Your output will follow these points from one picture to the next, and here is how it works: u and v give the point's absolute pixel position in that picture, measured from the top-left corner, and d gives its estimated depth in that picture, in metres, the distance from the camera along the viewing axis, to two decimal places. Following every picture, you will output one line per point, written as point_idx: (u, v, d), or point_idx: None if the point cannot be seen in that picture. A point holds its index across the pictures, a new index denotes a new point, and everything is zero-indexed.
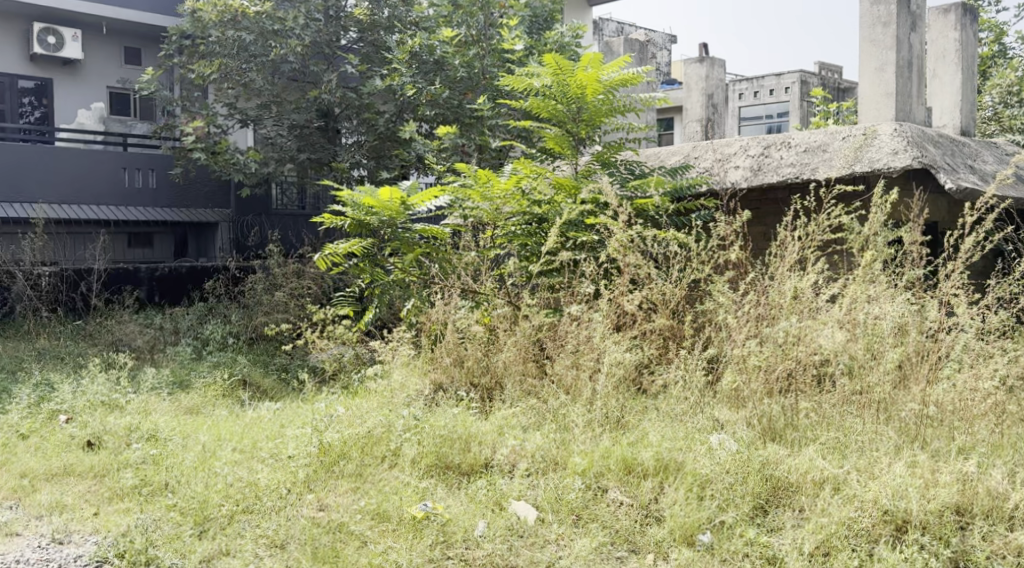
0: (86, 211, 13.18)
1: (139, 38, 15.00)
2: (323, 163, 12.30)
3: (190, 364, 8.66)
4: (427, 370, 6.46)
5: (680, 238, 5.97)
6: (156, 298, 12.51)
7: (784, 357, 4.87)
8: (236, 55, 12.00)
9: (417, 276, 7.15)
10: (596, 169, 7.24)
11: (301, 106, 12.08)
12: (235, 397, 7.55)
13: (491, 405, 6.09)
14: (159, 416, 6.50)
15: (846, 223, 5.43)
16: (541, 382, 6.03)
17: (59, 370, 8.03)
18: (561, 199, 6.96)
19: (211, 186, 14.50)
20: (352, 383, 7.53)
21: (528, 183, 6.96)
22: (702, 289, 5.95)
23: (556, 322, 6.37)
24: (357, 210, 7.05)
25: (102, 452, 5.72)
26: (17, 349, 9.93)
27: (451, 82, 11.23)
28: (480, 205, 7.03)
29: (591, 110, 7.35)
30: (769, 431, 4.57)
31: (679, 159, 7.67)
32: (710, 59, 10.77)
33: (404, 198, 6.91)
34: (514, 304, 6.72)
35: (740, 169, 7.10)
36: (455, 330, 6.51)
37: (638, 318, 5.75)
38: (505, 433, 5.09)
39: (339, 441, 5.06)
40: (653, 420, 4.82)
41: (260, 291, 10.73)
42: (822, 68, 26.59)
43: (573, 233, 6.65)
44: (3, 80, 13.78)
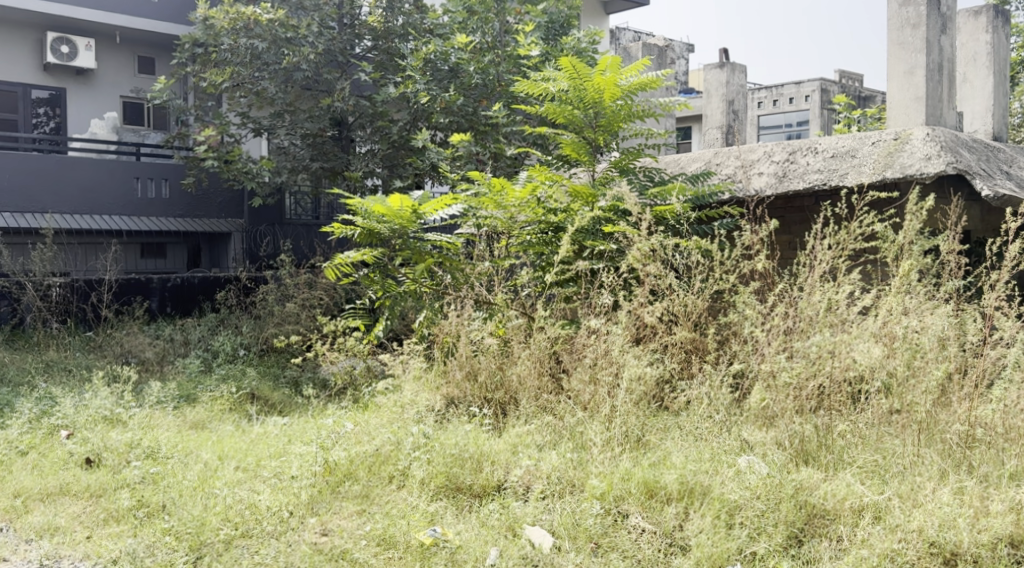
0: (98, 221, 13.04)
1: (153, 47, 14.87)
2: (336, 172, 12.12)
3: (198, 378, 8.45)
4: (439, 385, 6.27)
5: (702, 247, 5.72)
6: (167, 309, 12.33)
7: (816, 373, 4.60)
8: (249, 63, 11.79)
9: (430, 287, 6.93)
10: (614, 176, 6.99)
11: (314, 115, 11.86)
12: (242, 411, 7.34)
13: (505, 422, 5.85)
14: (162, 431, 6.29)
15: (879, 231, 5.16)
16: (558, 397, 5.77)
17: (63, 383, 7.83)
18: (577, 207, 6.73)
19: (225, 197, 14.32)
20: (362, 397, 7.31)
21: (544, 190, 6.70)
22: (726, 300, 5.67)
23: (573, 335, 6.11)
24: (367, 219, 6.78)
25: (100, 470, 5.51)
26: (24, 361, 9.77)
27: (466, 88, 11.04)
28: (494, 213, 6.80)
29: (608, 115, 7.12)
30: (802, 453, 4.31)
31: (700, 165, 7.40)
32: (730, 64, 10.49)
33: (415, 206, 6.68)
34: (529, 316, 6.51)
35: (764, 176, 6.84)
36: (468, 343, 6.29)
37: (660, 329, 5.49)
38: (519, 452, 4.84)
39: (345, 460, 4.89)
40: (676, 438, 4.56)
41: (272, 301, 10.57)
42: (843, 76, 26.27)
43: (591, 242, 6.39)
44: (16, 90, 13.68)
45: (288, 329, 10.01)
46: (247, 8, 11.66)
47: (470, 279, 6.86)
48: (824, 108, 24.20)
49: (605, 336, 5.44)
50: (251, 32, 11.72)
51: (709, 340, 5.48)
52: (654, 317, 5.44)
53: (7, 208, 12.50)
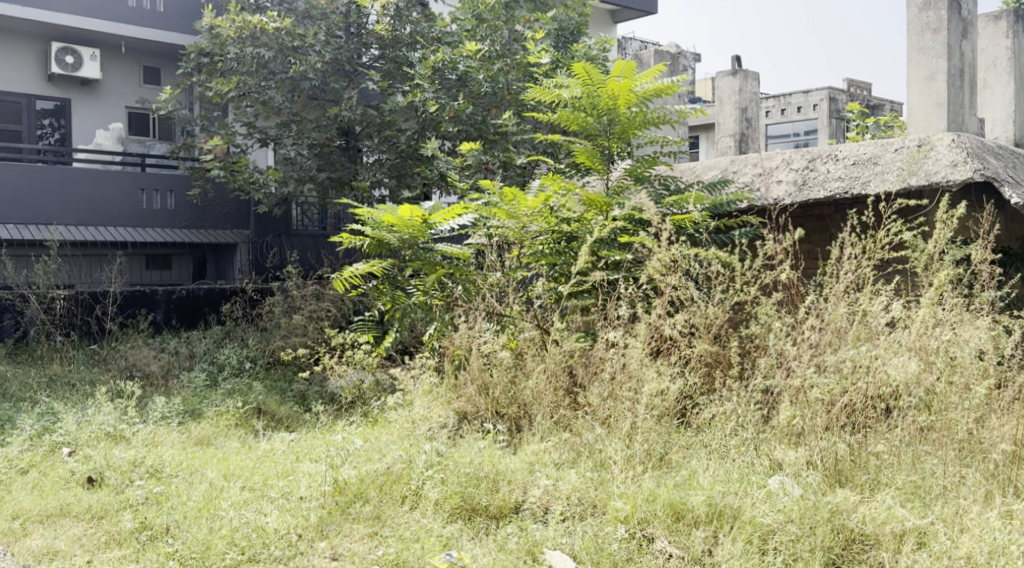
0: (103, 233, 12.91)
1: (158, 57, 14.75)
2: (344, 182, 11.98)
3: (203, 392, 8.29)
4: (451, 400, 6.13)
5: (722, 257, 5.54)
6: (173, 321, 12.18)
7: (847, 389, 4.46)
8: (255, 73, 11.67)
9: (441, 298, 6.75)
10: (629, 185, 6.83)
11: (322, 124, 11.74)
12: (248, 427, 7.19)
13: (519, 438, 5.70)
14: (167, 448, 6.13)
15: (908, 240, 4.99)
16: (575, 413, 5.62)
17: (66, 398, 7.68)
18: (591, 217, 6.56)
19: (231, 207, 14.19)
20: (371, 412, 7.15)
21: (557, 199, 6.48)
22: (747, 312, 5.50)
23: (589, 348, 5.93)
24: (376, 228, 6.66)
25: (102, 489, 5.34)
26: (27, 375, 9.62)
27: (474, 96, 10.90)
28: (505, 223, 6.62)
29: (622, 122, 6.94)
30: (836, 474, 4.18)
31: (716, 173, 7.22)
32: (744, 72, 10.31)
33: (426, 216, 6.51)
34: (543, 328, 6.41)
35: (783, 184, 6.66)
36: (480, 355, 6.19)
37: (679, 342, 5.32)
38: (537, 470, 4.66)
39: (355, 479, 4.73)
40: (701, 456, 4.39)
41: (279, 314, 10.43)
42: (851, 84, 26.05)
43: (606, 251, 6.22)
44: (21, 101, 13.58)
45: (295, 341, 9.85)
46: (254, 17, 11.53)
47: (482, 291, 6.69)
48: (832, 117, 23.98)
49: (623, 349, 5.28)
50: (257, 41, 11.59)
51: (730, 353, 5.31)
52: (673, 329, 5.28)
53: (11, 220, 12.37)
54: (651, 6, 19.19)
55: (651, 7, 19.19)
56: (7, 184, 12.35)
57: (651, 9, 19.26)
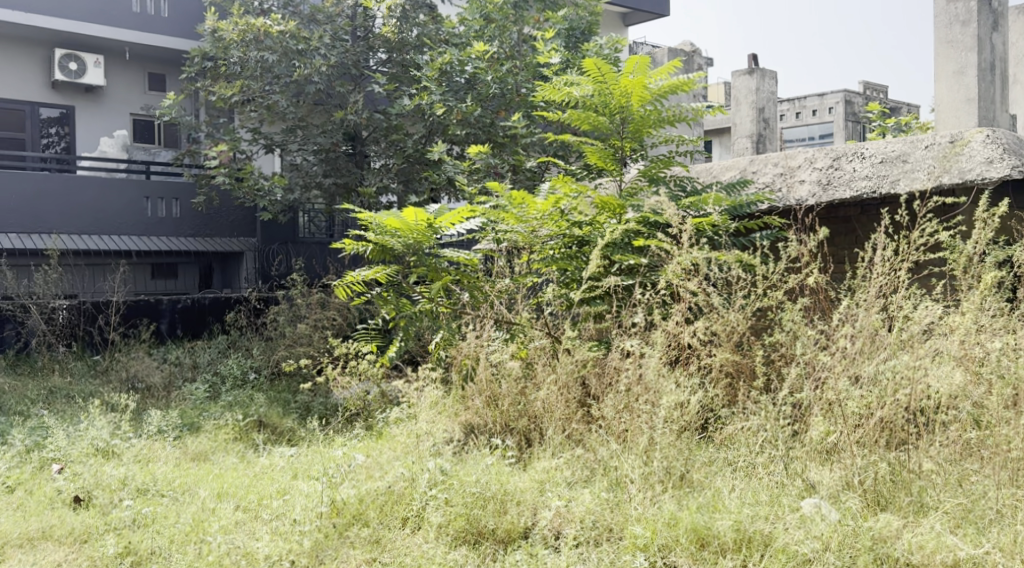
0: (106, 241, 12.68)
1: (163, 63, 14.52)
2: (350, 188, 11.70)
3: (203, 405, 8.01)
4: (458, 411, 5.93)
5: (744, 260, 5.23)
6: (177, 331, 11.94)
7: (885, 404, 4.16)
8: (260, 76, 11.42)
9: (447, 306, 6.42)
10: (643, 186, 6.52)
11: (327, 129, 11.43)
12: (248, 441, 6.91)
13: (530, 453, 5.41)
14: (160, 465, 5.85)
15: (944, 240, 4.69)
16: (588, 427, 5.32)
17: (61, 412, 7.41)
18: (604, 219, 6.27)
19: (236, 215, 13.94)
20: (375, 426, 6.88)
21: (569, 202, 6.22)
22: (771, 318, 5.20)
23: (602, 358, 5.60)
24: (377, 233, 6.31)
25: (88, 510, 5.06)
26: (26, 387, 9.38)
27: (483, 98, 10.62)
28: (514, 227, 6.31)
29: (636, 120, 6.61)
30: (876, 497, 3.88)
31: (735, 174, 6.88)
32: (760, 71, 10.01)
33: (431, 219, 6.17)
34: (554, 337, 6.08)
35: (807, 184, 6.35)
36: (488, 365, 5.93)
37: (700, 351, 5.00)
38: (548, 490, 4.34)
39: (354, 499, 4.43)
40: (726, 476, 4.10)
41: (283, 323, 10.16)
42: (867, 87, 25.61)
43: (619, 255, 5.85)
44: (24, 108, 13.37)
45: (299, 351, 9.57)
46: (257, 19, 11.29)
47: (490, 298, 6.41)
48: (848, 120, 23.57)
49: (638, 359, 4.96)
50: (261, 44, 11.35)
51: (753, 363, 4.99)
52: (694, 338, 4.96)
53: (12, 229, 12.15)
54: (662, 7, 18.89)
55: (662, 9, 18.88)
56: (8, 193, 12.13)
57: (662, 11, 18.97)
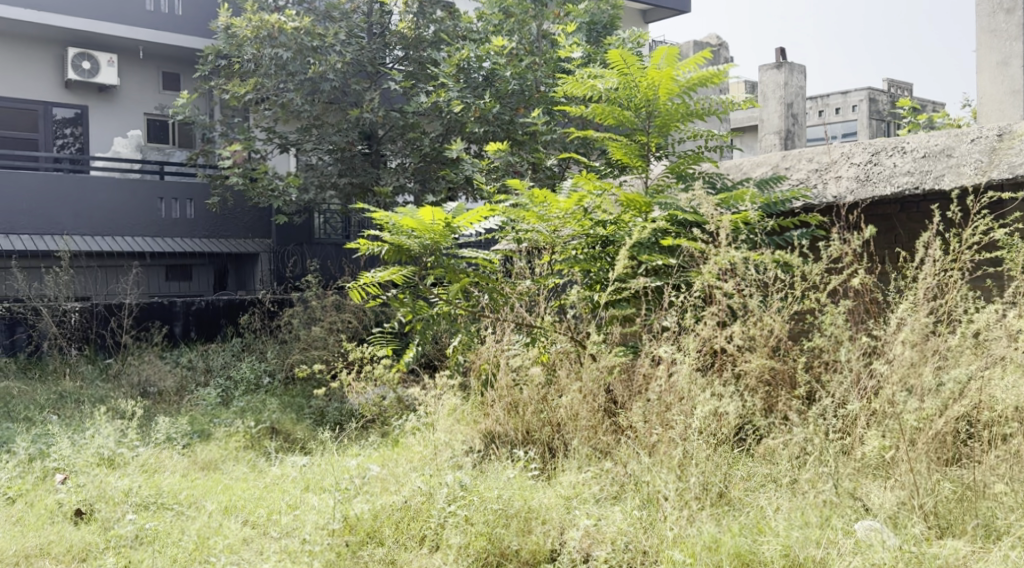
0: (120, 243, 12.49)
1: (177, 62, 14.32)
2: (366, 188, 11.47)
3: (214, 411, 7.78)
4: (478, 419, 5.69)
5: (781, 260, 4.95)
6: (191, 334, 11.72)
7: (946, 417, 3.90)
8: (274, 74, 11.16)
9: (464, 309, 6.14)
10: (670, 183, 6.25)
11: (342, 128, 11.19)
12: (260, 449, 6.67)
13: (554, 464, 5.15)
14: (167, 476, 5.61)
15: (999, 239, 4.39)
16: (615, 437, 5.06)
17: (68, 418, 7.20)
18: (629, 218, 5.99)
19: (251, 216, 13.75)
20: (392, 434, 6.65)
21: (592, 200, 5.94)
22: (809, 322, 4.92)
23: (629, 364, 5.32)
24: (393, 234, 6.03)
25: (90, 524, 4.82)
26: (35, 391, 9.18)
27: (501, 95, 10.35)
28: (536, 226, 6.04)
29: (663, 114, 6.32)
30: (939, 520, 3.63)
31: (766, 169, 6.58)
32: (788, 64, 9.76)
33: (450, 219, 5.88)
34: (578, 341, 5.75)
35: (843, 180, 6.06)
36: (509, 371, 5.69)
37: (735, 356, 4.74)
38: (576, 508, 4.09)
39: (368, 514, 4.16)
40: (772, 495, 3.84)
41: (298, 325, 9.93)
42: (892, 85, 25.04)
43: (647, 255, 5.53)
44: (37, 108, 13.20)
45: (314, 356, 9.31)
46: (272, 16, 11.01)
47: (510, 300, 6.14)
48: (872, 119, 23.09)
49: (668, 366, 4.69)
50: (275, 40, 11.05)
51: (792, 370, 4.72)
52: (730, 343, 4.69)
53: (24, 230, 11.97)
54: (684, 5, 18.53)
55: (684, 6, 18.52)
56: (20, 194, 11.96)
57: (684, 8, 18.60)
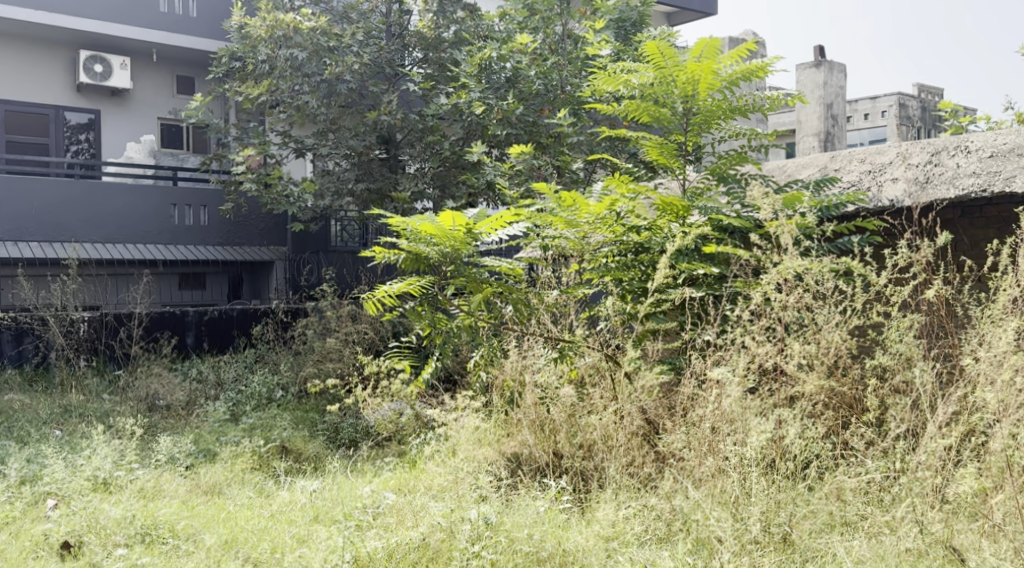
0: (131, 250, 12.12)
1: (191, 65, 13.94)
2: (384, 194, 11.08)
3: (221, 428, 7.37)
4: (502, 441, 5.31)
5: (839, 270, 4.51)
6: (204, 345, 11.34)
7: None
8: (290, 76, 10.71)
9: (487, 322, 5.65)
10: (711, 186, 5.73)
11: (359, 132, 10.82)
12: (268, 471, 6.27)
13: (587, 494, 4.74)
14: (166, 503, 5.20)
15: None
16: (655, 462, 4.66)
17: (66, 436, 6.79)
18: (665, 223, 5.54)
19: (267, 223, 13.41)
20: (410, 454, 6.25)
21: (625, 204, 5.46)
22: (870, 339, 4.52)
23: (668, 383, 4.87)
24: (410, 241, 5.55)
25: (78, 559, 4.40)
26: (39, 405, 8.80)
27: (525, 96, 9.92)
28: (563, 232, 5.55)
29: (703, 111, 5.83)
30: None
31: (811, 170, 6.08)
32: (827, 67, 11.20)
33: (471, 224, 5.40)
34: (612, 357, 5.23)
35: (899, 182, 5.57)
36: (536, 389, 5.34)
37: (791, 375, 4.28)
38: (617, 552, 3.70)
39: (383, 554, 3.73)
40: (853, 545, 3.47)
41: (312, 337, 9.53)
42: (923, 89, 24.29)
43: (688, 264, 5.01)
44: (48, 112, 12.86)
45: (328, 369, 8.88)
46: (287, 15, 10.57)
47: (537, 311, 5.67)
48: (903, 124, 22.45)
49: (717, 388, 4.24)
50: (290, 41, 10.61)
51: (853, 392, 4.32)
52: (787, 361, 4.22)
53: (34, 238, 11.64)
54: (711, 7, 18.04)
55: (711, 8, 18.03)
56: (30, 200, 11.63)
57: (710, 10, 18.10)
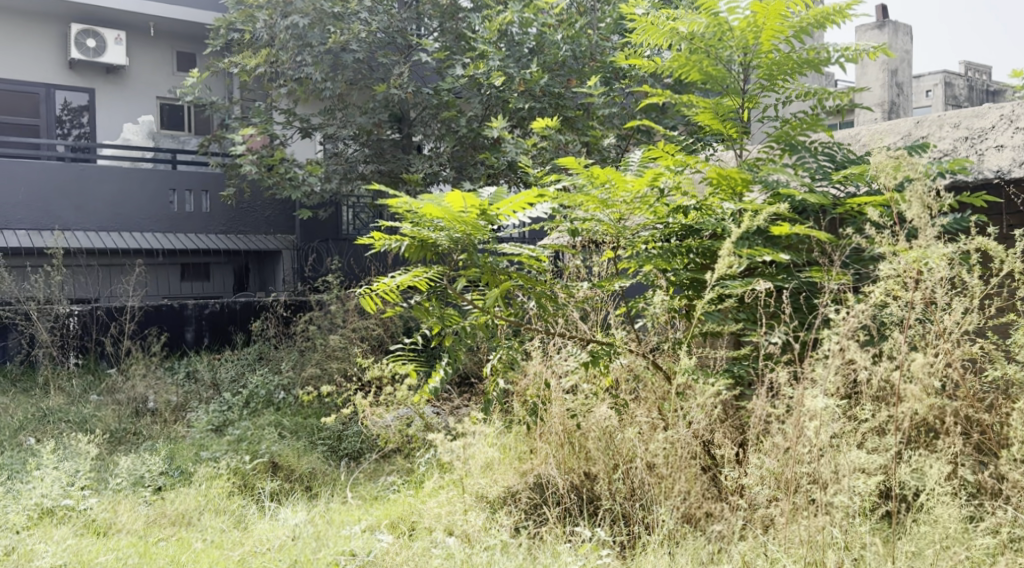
0: (126, 239, 11.25)
1: (192, 40, 13.04)
2: (396, 176, 10.15)
3: (204, 441, 6.46)
4: (525, 468, 4.41)
5: (958, 259, 3.51)
6: (203, 341, 10.47)
7: None
8: (290, 46, 9.73)
9: (504, 321, 4.66)
10: (777, 156, 4.68)
11: (368, 108, 9.87)
12: (250, 497, 5.35)
13: (635, 540, 3.84)
14: (114, 547, 4.29)
15: None
16: (716, 501, 3.72)
17: (20, 454, 5.90)
18: (717, 202, 4.59)
19: (273, 210, 12.53)
20: (417, 477, 5.34)
21: (670, 179, 4.47)
22: (995, 348, 3.54)
23: (731, 398, 3.90)
24: (411, 224, 4.54)
25: None
26: (13, 409, 7.95)
27: (551, 66, 8.95)
28: (596, 214, 4.56)
29: (766, 66, 4.79)
30: None
31: (893, 136, 5.03)
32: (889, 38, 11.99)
33: (486, 206, 4.37)
34: (657, 365, 4.25)
35: (1006, 151, 4.55)
36: (567, 405, 4.39)
37: (898, 394, 3.27)
38: None
39: None
40: None
41: (316, 332, 8.62)
42: (970, 68, 22.83)
43: (754, 249, 3.99)
44: (38, 91, 12.00)
45: (331, 369, 7.92)
46: None
47: (565, 309, 4.71)
48: (949, 105, 20.99)
49: (806, 415, 3.28)
50: (290, 7, 9.60)
51: (978, 418, 3.37)
52: (897, 378, 3.20)
53: (21, 225, 10.79)
54: None
55: None
56: (17, 186, 10.79)
57: None
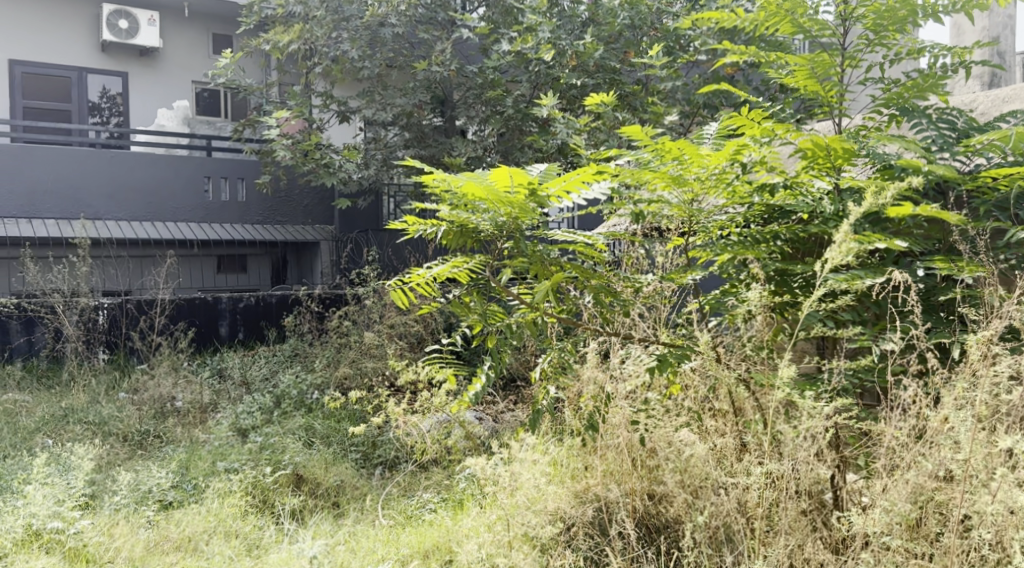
0: (158, 229, 10.72)
1: (227, 22, 12.53)
2: (438, 162, 9.50)
3: (224, 448, 5.84)
4: (584, 497, 3.72)
5: None
6: (237, 337, 9.92)
7: None
8: (326, 22, 9.10)
9: (557, 319, 3.95)
10: (884, 124, 3.89)
11: (408, 88, 9.22)
12: (268, 518, 4.71)
13: None
14: None
15: None
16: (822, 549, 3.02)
17: (16, 464, 5.31)
18: (810, 178, 3.83)
19: (311, 198, 11.95)
20: (456, 498, 4.67)
21: (758, 151, 3.70)
22: None
23: (841, 421, 3.17)
24: (447, 205, 3.82)
25: None
26: (34, 408, 7.42)
27: (606, 38, 8.24)
28: (667, 193, 3.81)
29: (873, 15, 3.99)
30: None
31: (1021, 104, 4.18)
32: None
33: (537, 183, 3.66)
34: (743, 376, 3.50)
35: None
36: (633, 422, 3.68)
37: None
38: None
39: None
40: None
41: (351, 328, 8.02)
42: None
43: (868, 233, 3.22)
44: (69, 75, 11.53)
45: (366, 369, 7.29)
46: None
47: (628, 307, 3.99)
48: None
49: None
50: None
51: None
52: None
53: (49, 215, 10.32)
54: None
55: None
56: (45, 173, 10.32)
57: None
